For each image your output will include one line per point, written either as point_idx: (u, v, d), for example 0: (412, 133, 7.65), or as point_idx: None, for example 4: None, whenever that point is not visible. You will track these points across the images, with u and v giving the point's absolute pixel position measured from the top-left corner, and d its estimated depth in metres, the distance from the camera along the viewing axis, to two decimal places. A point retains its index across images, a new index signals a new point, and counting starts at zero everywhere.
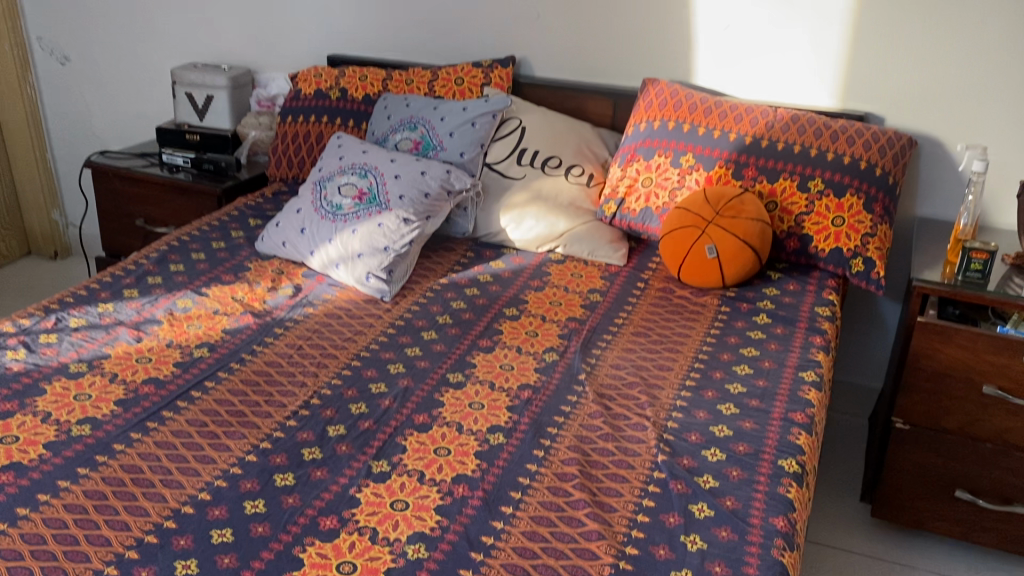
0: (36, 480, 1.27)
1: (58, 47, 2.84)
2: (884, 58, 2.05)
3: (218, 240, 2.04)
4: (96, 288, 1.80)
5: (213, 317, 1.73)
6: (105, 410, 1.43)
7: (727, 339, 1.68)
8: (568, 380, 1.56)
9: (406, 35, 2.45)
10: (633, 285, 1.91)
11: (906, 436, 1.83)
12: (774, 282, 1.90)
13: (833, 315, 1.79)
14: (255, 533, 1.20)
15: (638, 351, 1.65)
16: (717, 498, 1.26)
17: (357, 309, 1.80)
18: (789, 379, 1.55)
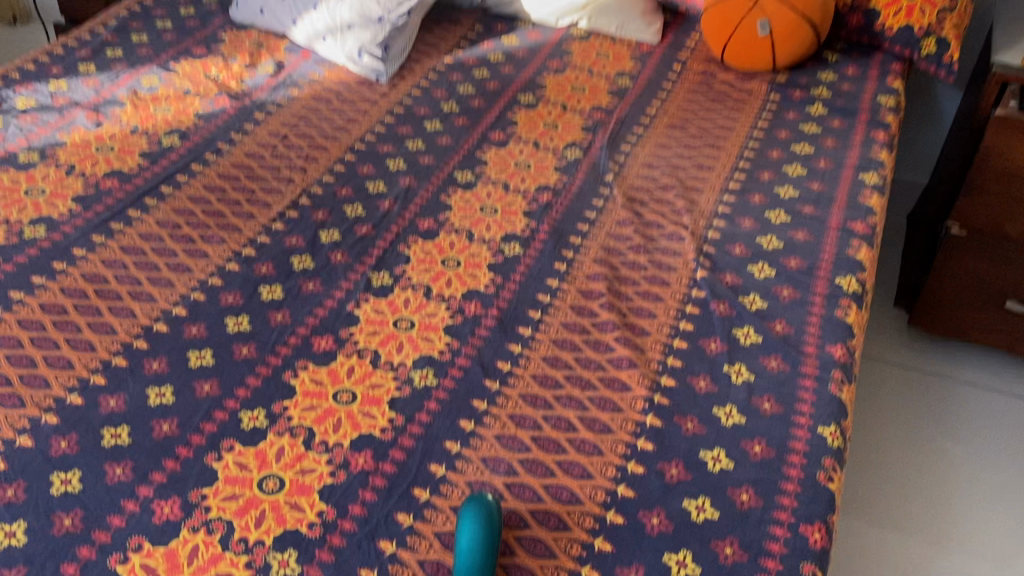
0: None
1: None
2: None
3: (187, 7, 1.76)
4: (45, 63, 1.56)
5: (184, 98, 1.49)
6: (63, 209, 1.24)
7: (776, 135, 1.46)
8: (592, 181, 1.36)
9: None
10: (667, 69, 1.65)
11: (967, 242, 1.64)
12: (830, 67, 1.64)
13: (897, 106, 1.55)
14: (238, 356, 1.05)
15: (674, 148, 1.44)
16: (765, 322, 1.11)
17: (349, 92, 1.56)
18: (848, 183, 1.34)
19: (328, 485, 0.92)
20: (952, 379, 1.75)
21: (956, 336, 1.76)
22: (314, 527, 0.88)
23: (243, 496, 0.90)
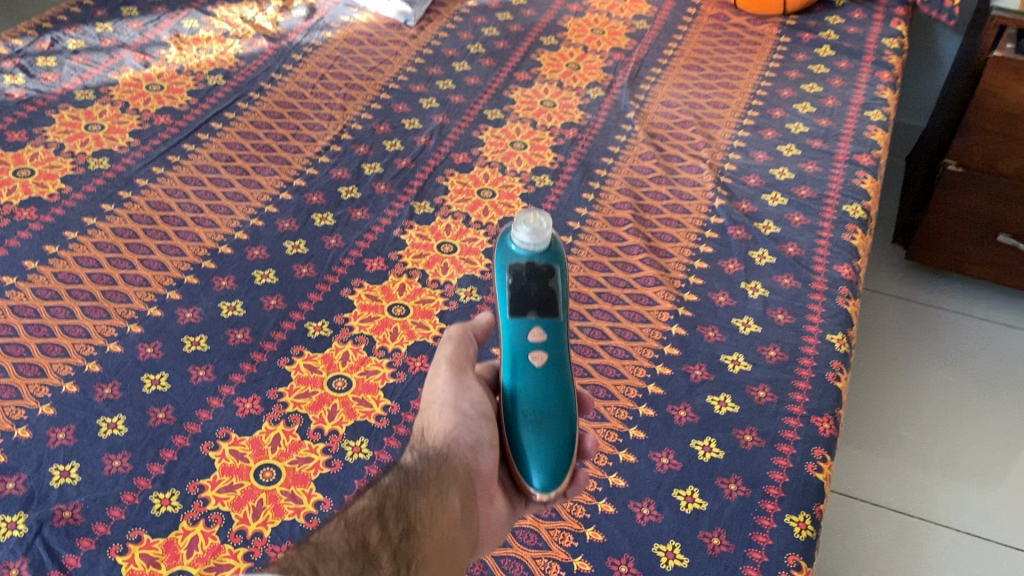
0: (9, 254, 1.13)
1: None
2: None
3: None
4: (89, 7, 1.61)
5: (224, 41, 1.55)
6: (128, 164, 1.28)
7: (786, 75, 1.54)
8: (614, 119, 1.45)
9: None
10: (682, 11, 1.73)
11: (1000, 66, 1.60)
12: (837, 12, 1.71)
13: (901, 48, 1.62)
14: (301, 276, 1.13)
15: (688, 86, 1.53)
16: (780, 245, 1.20)
17: (380, 35, 1.61)
18: (855, 118, 1.43)
19: (392, 383, 1.00)
20: (919, 292, 1.87)
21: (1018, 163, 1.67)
22: (382, 418, 0.96)
23: (316, 393, 0.99)
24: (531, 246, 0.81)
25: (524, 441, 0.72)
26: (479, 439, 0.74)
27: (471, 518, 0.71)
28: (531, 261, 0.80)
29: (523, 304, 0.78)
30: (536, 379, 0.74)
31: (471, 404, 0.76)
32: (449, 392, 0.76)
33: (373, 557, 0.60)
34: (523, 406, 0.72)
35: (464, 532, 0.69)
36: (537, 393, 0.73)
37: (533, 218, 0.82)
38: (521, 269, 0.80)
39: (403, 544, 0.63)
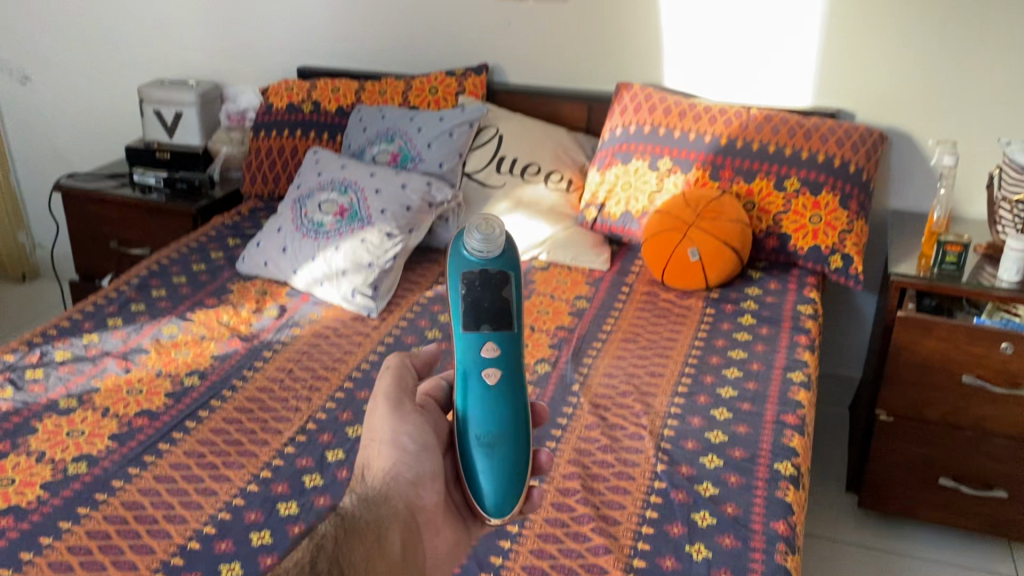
0: None
1: (18, 66, 2.79)
2: (854, 54, 2.08)
3: (198, 261, 1.99)
4: (78, 318, 1.76)
5: (201, 343, 1.69)
6: (105, 465, 1.36)
7: (714, 343, 1.70)
8: (562, 391, 1.57)
9: (374, 42, 2.45)
10: (618, 290, 1.93)
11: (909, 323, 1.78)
12: (756, 282, 1.92)
13: (815, 312, 1.81)
14: (262, 567, 1.18)
15: (628, 358, 1.68)
16: (718, 505, 1.28)
17: (345, 328, 1.77)
18: (778, 381, 1.58)
19: None
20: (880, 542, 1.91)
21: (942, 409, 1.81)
22: None
23: None
24: (483, 251, 0.95)
25: (477, 464, 0.89)
26: (417, 476, 0.92)
27: (408, 551, 0.88)
28: (484, 268, 0.95)
29: (478, 319, 0.93)
30: (488, 405, 0.90)
31: (410, 442, 0.93)
32: (392, 428, 0.94)
33: None
34: (478, 434, 0.89)
35: (400, 563, 0.86)
36: (487, 417, 0.89)
37: (485, 223, 0.96)
38: (473, 278, 0.94)
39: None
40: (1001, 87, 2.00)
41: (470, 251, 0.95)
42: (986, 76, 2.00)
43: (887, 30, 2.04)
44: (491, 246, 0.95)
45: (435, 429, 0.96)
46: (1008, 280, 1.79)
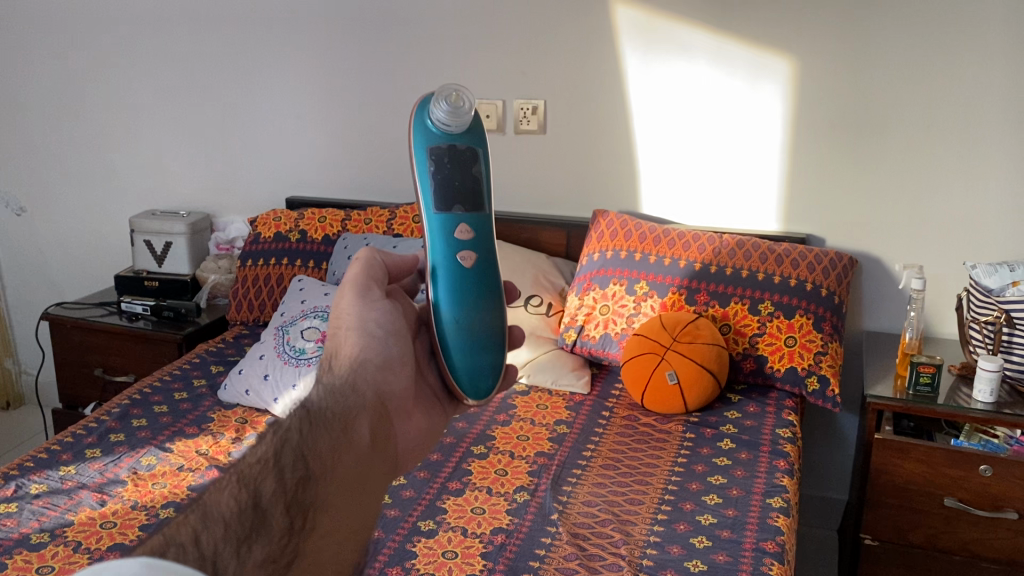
0: None
1: (15, 199, 2.87)
2: (821, 181, 2.16)
3: (180, 390, 1.99)
4: (56, 450, 1.76)
5: (178, 473, 1.67)
6: None
7: (693, 468, 1.70)
8: (541, 521, 1.56)
9: (360, 174, 2.53)
10: (598, 414, 1.94)
11: (888, 445, 1.78)
12: (734, 405, 1.93)
13: (794, 435, 1.82)
14: None
15: (607, 484, 1.67)
16: None
17: None
18: (758, 507, 1.58)
19: None
20: None
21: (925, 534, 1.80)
22: None
23: None
24: (449, 124, 0.99)
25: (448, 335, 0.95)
26: (382, 363, 0.83)
27: (378, 441, 0.73)
28: (450, 143, 1.00)
29: (448, 198, 1.00)
30: (457, 280, 0.97)
31: (377, 326, 0.86)
32: (358, 314, 0.86)
33: (268, 514, 0.56)
34: (448, 306, 0.96)
35: (372, 458, 0.70)
36: (454, 293, 0.96)
37: (455, 98, 1.00)
38: (441, 151, 0.99)
39: (303, 495, 0.60)
40: (961, 212, 2.07)
41: (437, 119, 0.99)
42: (946, 202, 2.08)
43: (851, 160, 2.13)
44: (463, 108, 1.00)
45: (400, 320, 0.90)
46: (982, 401, 1.81)
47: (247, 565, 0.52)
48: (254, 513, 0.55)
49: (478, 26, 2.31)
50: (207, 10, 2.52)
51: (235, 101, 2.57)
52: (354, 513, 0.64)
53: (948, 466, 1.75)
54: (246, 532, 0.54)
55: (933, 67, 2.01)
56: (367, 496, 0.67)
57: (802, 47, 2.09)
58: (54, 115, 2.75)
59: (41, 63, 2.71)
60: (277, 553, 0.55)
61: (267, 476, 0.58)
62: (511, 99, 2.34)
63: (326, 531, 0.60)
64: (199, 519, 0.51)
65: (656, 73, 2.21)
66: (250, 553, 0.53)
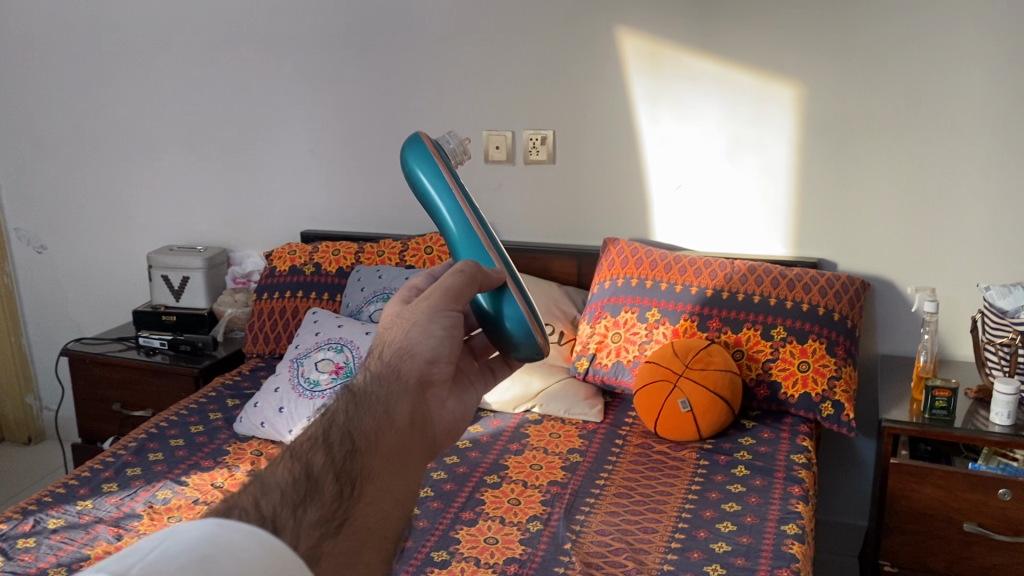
0: None
1: (36, 237, 2.92)
2: (832, 206, 2.16)
3: (196, 424, 2.01)
4: (74, 484, 1.78)
5: (193, 506, 1.67)
6: None
7: (707, 495, 1.69)
8: (554, 550, 1.55)
9: (372, 207, 2.56)
10: (612, 442, 1.93)
11: (904, 470, 1.76)
12: (748, 431, 1.92)
13: (809, 461, 1.81)
14: None
15: (621, 513, 1.66)
16: None
17: None
18: (772, 534, 1.56)
19: None
20: None
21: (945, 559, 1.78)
22: None
23: None
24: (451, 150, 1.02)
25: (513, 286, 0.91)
26: (433, 356, 0.77)
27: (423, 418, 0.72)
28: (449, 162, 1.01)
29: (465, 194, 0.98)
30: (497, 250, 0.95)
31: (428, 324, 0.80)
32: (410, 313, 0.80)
33: (316, 481, 0.60)
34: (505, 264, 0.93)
35: (420, 435, 0.69)
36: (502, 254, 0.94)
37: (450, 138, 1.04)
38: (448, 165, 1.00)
39: (349, 464, 0.62)
40: (973, 233, 2.07)
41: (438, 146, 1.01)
42: (957, 225, 2.07)
43: (861, 185, 2.13)
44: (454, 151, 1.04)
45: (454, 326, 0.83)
46: (1000, 425, 1.79)
47: (299, 524, 0.56)
48: (306, 481, 0.59)
49: (487, 60, 2.34)
50: (222, 49, 2.57)
51: (250, 137, 2.62)
52: (402, 485, 0.64)
53: (966, 490, 1.73)
54: (301, 496, 0.58)
55: (940, 89, 2.02)
56: (418, 472, 0.67)
57: (809, 73, 2.10)
58: (74, 155, 2.81)
59: (63, 104, 2.77)
60: (329, 513, 0.58)
61: (317, 451, 0.62)
62: (520, 130, 2.37)
63: (375, 496, 0.62)
64: (257, 490, 0.57)
65: (664, 103, 2.23)
66: (303, 514, 0.57)
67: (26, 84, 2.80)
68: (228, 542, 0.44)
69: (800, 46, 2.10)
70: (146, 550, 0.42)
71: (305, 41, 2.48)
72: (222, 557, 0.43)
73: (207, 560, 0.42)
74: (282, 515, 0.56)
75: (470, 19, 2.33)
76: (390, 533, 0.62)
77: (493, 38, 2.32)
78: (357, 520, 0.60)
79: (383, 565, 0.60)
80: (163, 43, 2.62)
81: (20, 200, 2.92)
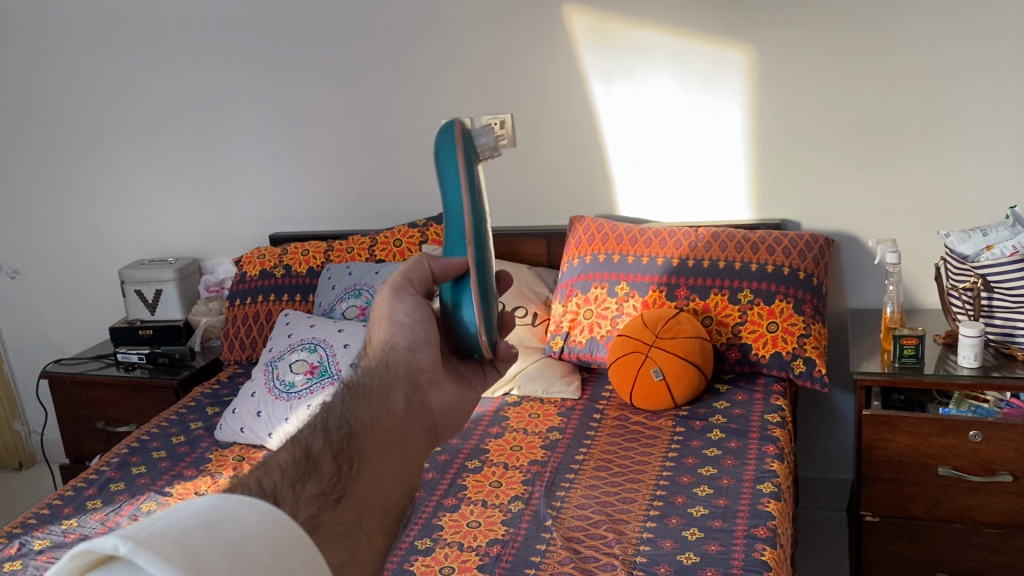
0: None
1: (7, 263, 2.92)
2: (791, 166, 2.17)
3: (178, 434, 2.02)
4: (58, 504, 1.79)
5: None
6: None
7: (684, 461, 1.71)
8: (535, 528, 1.56)
9: (338, 204, 2.57)
10: (590, 417, 1.95)
11: (878, 420, 1.79)
12: (723, 395, 1.95)
13: (783, 420, 1.83)
14: None
15: (600, 486, 1.68)
16: None
17: None
18: (748, 494, 1.59)
19: None
20: None
21: (925, 504, 1.80)
22: None
23: None
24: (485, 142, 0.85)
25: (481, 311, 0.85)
26: (414, 341, 0.81)
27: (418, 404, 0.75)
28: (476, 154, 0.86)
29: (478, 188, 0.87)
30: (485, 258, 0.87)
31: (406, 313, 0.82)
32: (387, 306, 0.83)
33: (314, 460, 0.64)
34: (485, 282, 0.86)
35: (417, 420, 0.73)
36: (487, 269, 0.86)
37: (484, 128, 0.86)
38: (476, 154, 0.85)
39: (346, 445, 0.66)
40: (931, 181, 2.08)
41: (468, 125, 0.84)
42: (916, 173, 2.09)
43: (818, 144, 2.14)
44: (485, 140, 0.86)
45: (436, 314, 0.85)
46: (968, 367, 1.81)
47: (298, 498, 0.61)
48: (305, 461, 0.64)
49: (439, 47, 2.34)
50: (174, 58, 2.56)
51: (211, 145, 2.61)
52: (399, 467, 0.68)
53: (939, 435, 1.75)
54: (300, 473, 0.63)
55: (888, 40, 2.03)
56: (417, 456, 0.71)
57: (756, 35, 2.11)
58: (38, 179, 2.80)
59: (21, 126, 2.77)
60: (326, 489, 0.63)
61: (316, 435, 0.67)
62: (477, 116, 2.37)
63: (372, 475, 0.66)
64: (260, 471, 0.62)
65: (617, 76, 2.24)
66: (301, 489, 0.62)
67: None
68: (233, 513, 0.44)
69: (746, 10, 2.10)
70: (149, 521, 0.42)
71: (257, 44, 2.48)
72: (228, 524, 0.43)
73: (211, 525, 0.42)
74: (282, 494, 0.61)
75: (418, 8, 2.33)
76: (392, 505, 0.66)
77: (443, 25, 2.32)
78: (356, 495, 0.64)
79: (387, 533, 0.65)
80: (115, 58, 2.61)
81: None
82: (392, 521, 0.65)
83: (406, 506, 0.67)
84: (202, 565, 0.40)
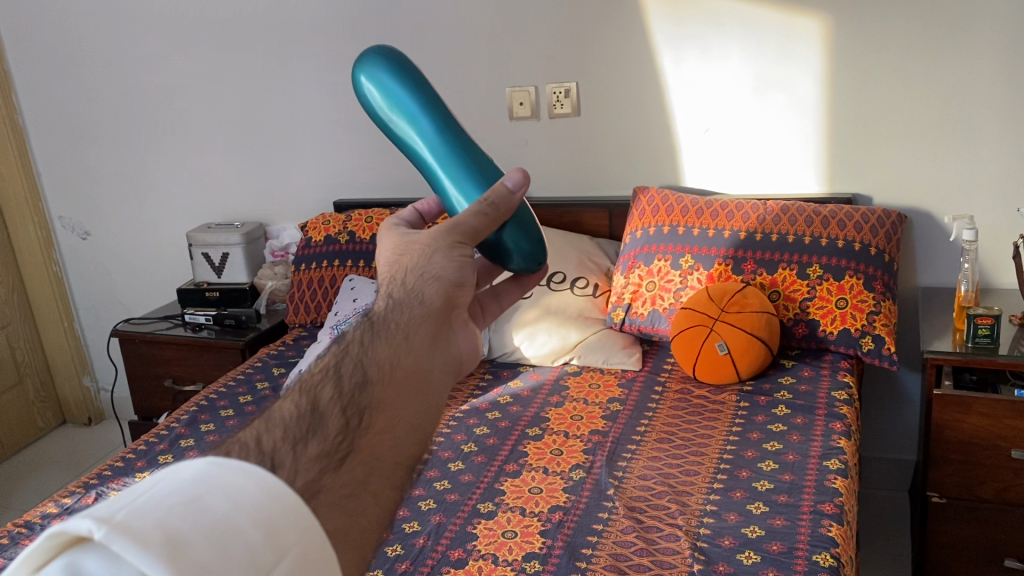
0: None
1: (79, 224, 3.00)
2: (863, 141, 2.12)
3: (245, 394, 2.07)
4: (132, 457, 1.84)
5: None
6: None
7: (748, 436, 1.70)
8: (597, 496, 1.57)
9: (401, 171, 2.58)
10: (651, 389, 1.94)
11: (949, 400, 1.75)
12: (788, 370, 1.92)
13: (850, 398, 1.81)
14: None
15: (662, 457, 1.67)
16: None
17: None
18: (814, 470, 1.57)
19: None
20: None
21: (995, 487, 1.76)
22: None
23: None
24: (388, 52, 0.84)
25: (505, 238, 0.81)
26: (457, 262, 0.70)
27: (445, 343, 0.66)
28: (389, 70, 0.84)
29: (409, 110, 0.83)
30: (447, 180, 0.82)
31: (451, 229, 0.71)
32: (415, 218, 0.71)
33: (320, 416, 0.56)
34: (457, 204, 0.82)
35: (441, 361, 0.64)
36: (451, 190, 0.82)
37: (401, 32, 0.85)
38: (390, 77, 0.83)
39: (359, 395, 0.58)
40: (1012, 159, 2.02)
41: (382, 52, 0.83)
42: (993, 149, 2.03)
43: (893, 118, 2.08)
44: None
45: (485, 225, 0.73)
46: None
47: (298, 460, 0.54)
48: (311, 415, 0.56)
49: (506, 15, 2.32)
50: (242, 23, 2.58)
51: (277, 110, 2.64)
52: (418, 414, 0.60)
53: (1014, 416, 1.71)
54: (304, 431, 0.55)
55: (972, 10, 1.95)
56: (438, 402, 0.62)
57: (833, 6, 2.06)
58: (109, 143, 2.87)
59: (93, 90, 2.82)
60: (332, 448, 0.55)
61: (326, 383, 0.57)
62: (543, 84, 2.35)
63: (383, 429, 0.58)
64: (261, 427, 0.55)
65: (687, 47, 2.20)
66: (303, 450, 0.54)
67: (56, 74, 2.85)
68: (222, 484, 0.43)
69: None
70: (134, 496, 0.41)
71: (322, 10, 2.48)
72: (214, 498, 0.42)
73: (197, 502, 0.42)
74: (281, 457, 0.53)
75: None
76: (405, 459, 0.58)
77: None
78: (366, 451, 0.56)
79: (398, 490, 0.58)
80: (184, 22, 2.65)
81: (60, 188, 2.98)
82: (406, 471, 0.58)
83: (421, 454, 0.60)
84: (179, 550, 0.39)
